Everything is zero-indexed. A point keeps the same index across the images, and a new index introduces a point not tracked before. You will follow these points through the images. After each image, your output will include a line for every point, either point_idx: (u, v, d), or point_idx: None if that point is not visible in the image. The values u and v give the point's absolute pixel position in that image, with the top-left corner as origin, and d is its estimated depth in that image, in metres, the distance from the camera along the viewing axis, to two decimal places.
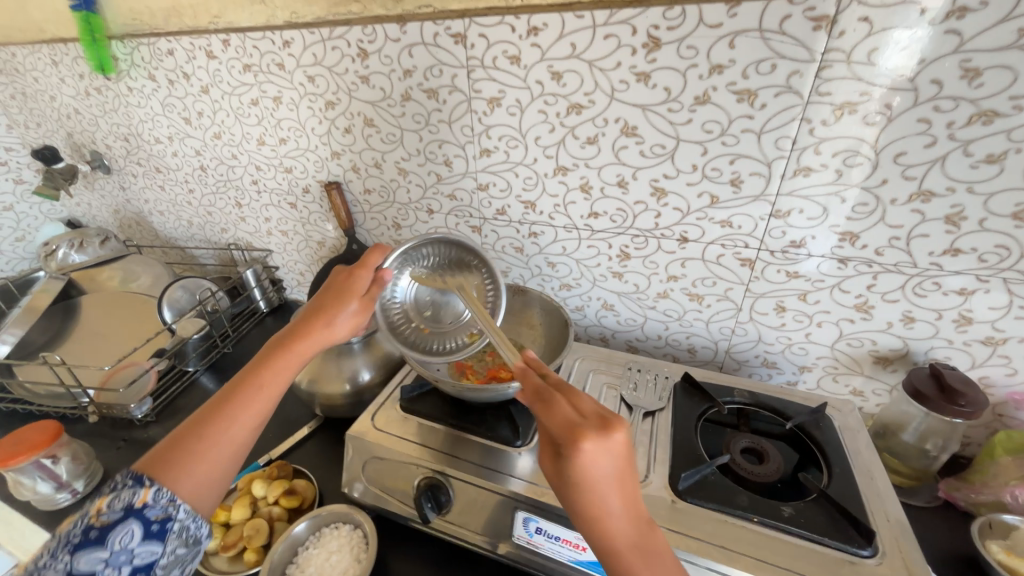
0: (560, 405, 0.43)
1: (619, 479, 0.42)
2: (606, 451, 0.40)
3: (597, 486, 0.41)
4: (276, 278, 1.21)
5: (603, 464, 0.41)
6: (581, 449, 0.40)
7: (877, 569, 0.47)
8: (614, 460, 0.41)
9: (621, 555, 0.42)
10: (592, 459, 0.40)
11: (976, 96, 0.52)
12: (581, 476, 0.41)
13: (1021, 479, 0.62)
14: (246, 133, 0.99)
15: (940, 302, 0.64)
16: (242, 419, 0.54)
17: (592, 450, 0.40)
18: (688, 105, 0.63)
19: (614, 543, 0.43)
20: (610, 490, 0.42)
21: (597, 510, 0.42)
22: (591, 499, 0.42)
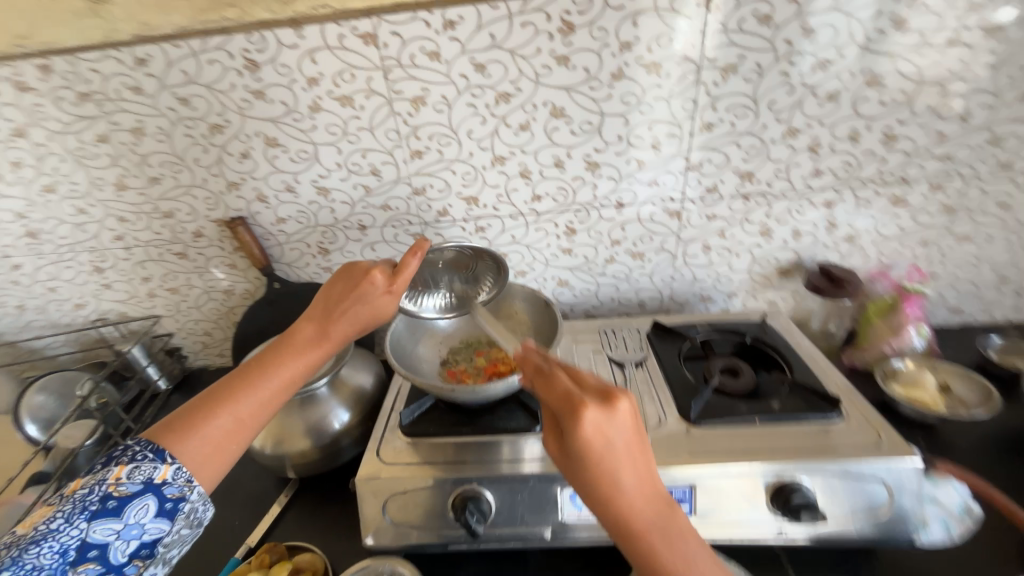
0: (563, 385, 0.46)
1: (630, 455, 0.44)
2: (609, 418, 0.43)
3: (607, 461, 0.43)
4: (173, 346, 1.00)
5: (610, 437, 0.43)
6: (586, 423, 0.42)
7: (845, 426, 0.58)
8: (623, 432, 0.43)
9: (639, 532, 0.43)
10: (598, 433, 0.43)
11: (815, 49, 0.67)
12: (593, 452, 0.43)
13: (894, 334, 0.81)
14: (97, 178, 0.80)
15: (815, 215, 0.81)
16: (255, 402, 0.51)
17: (595, 421, 0.43)
18: (606, 81, 0.69)
19: (631, 522, 0.43)
20: (622, 467, 0.43)
21: (609, 487, 0.43)
22: (604, 477, 0.43)
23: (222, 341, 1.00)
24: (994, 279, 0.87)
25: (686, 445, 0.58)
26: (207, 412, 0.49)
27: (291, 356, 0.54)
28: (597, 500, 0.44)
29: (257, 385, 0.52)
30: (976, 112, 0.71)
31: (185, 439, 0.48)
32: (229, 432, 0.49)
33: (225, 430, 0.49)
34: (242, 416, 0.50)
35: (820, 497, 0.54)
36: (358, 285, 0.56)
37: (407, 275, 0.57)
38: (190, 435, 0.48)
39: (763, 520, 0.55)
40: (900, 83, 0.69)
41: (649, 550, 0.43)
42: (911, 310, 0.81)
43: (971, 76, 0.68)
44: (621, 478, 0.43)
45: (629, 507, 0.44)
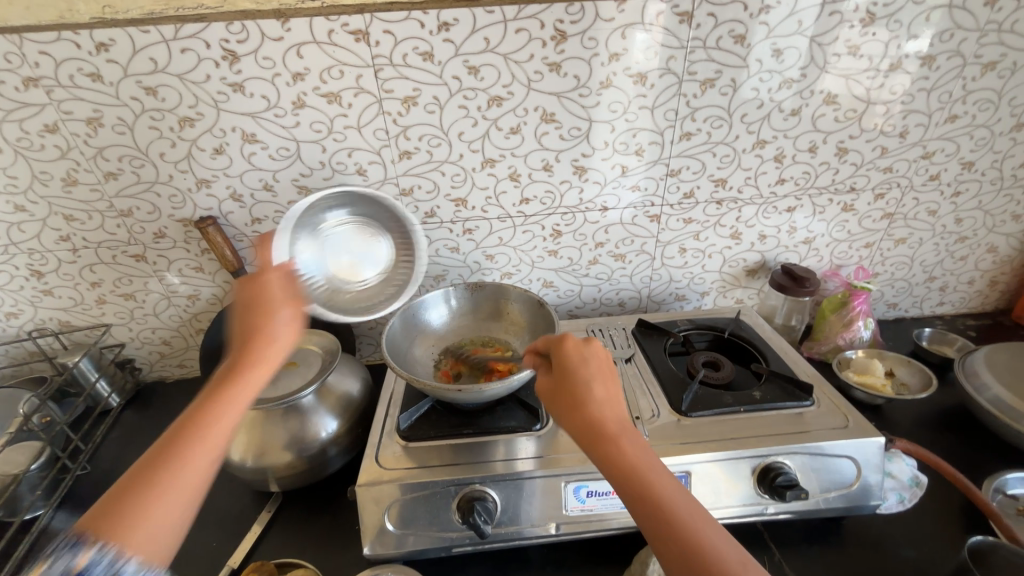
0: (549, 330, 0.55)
1: (603, 373, 0.48)
2: (583, 345, 0.50)
3: (583, 374, 0.48)
4: (125, 358, 0.91)
5: (585, 356, 0.49)
6: (569, 343, 0.50)
7: (818, 411, 0.64)
8: (594, 361, 0.49)
9: (611, 442, 0.44)
10: (575, 349, 0.50)
11: (781, 68, 0.73)
12: (572, 366, 0.49)
13: (845, 327, 0.90)
14: (41, 172, 0.72)
15: (779, 220, 0.89)
16: (186, 453, 0.42)
17: (575, 345, 0.50)
18: (595, 89, 0.72)
19: (602, 430, 0.45)
20: (596, 380, 0.48)
21: (585, 398, 0.46)
22: (577, 384, 0.47)
23: (183, 351, 0.93)
24: (924, 277, 0.99)
25: (679, 435, 0.61)
26: (129, 482, 0.40)
27: (211, 391, 0.46)
28: (572, 412, 0.46)
29: (189, 438, 0.43)
30: (913, 130, 0.80)
31: (106, 519, 0.38)
32: (159, 492, 0.40)
33: (152, 492, 0.40)
34: (171, 468, 0.41)
35: (803, 477, 0.58)
36: (243, 309, 0.51)
37: (281, 278, 0.54)
38: (110, 513, 0.39)
39: (751, 501, 0.58)
40: (852, 102, 0.77)
41: (621, 459, 0.43)
42: (860, 304, 0.88)
43: (908, 98, 0.77)
44: (593, 391, 0.47)
45: (599, 416, 0.46)
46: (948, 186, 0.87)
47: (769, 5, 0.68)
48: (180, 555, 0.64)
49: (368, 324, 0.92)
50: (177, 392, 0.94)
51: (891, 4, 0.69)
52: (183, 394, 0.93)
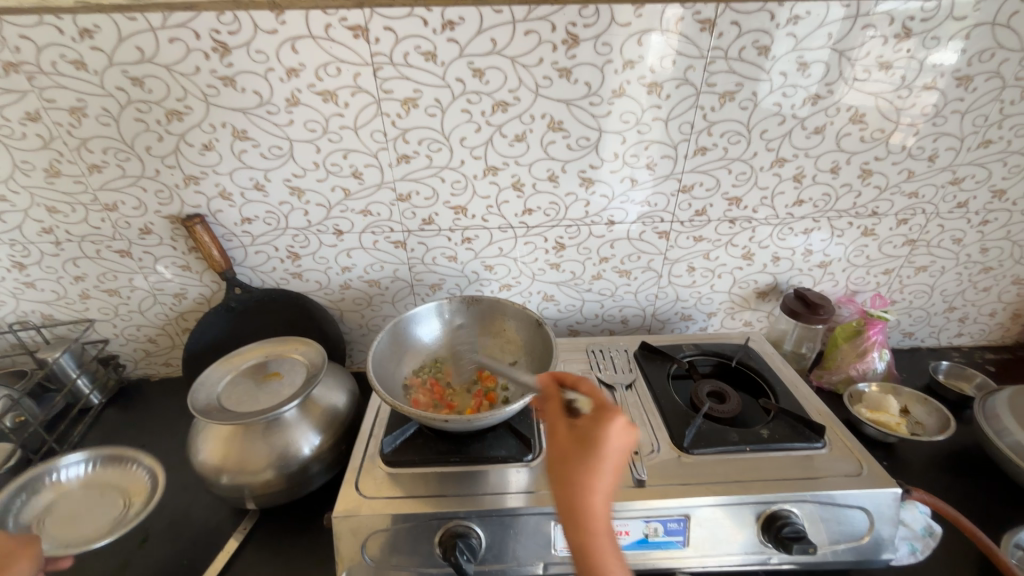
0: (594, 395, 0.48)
1: (615, 469, 0.44)
2: (621, 430, 0.44)
3: (603, 457, 0.44)
4: (108, 354, 0.89)
5: (614, 440, 0.44)
6: (612, 423, 0.44)
7: (829, 454, 0.60)
8: (620, 448, 0.44)
9: (593, 531, 0.42)
10: (613, 431, 0.44)
11: (807, 83, 0.69)
12: (599, 443, 0.44)
13: (859, 357, 0.85)
14: (22, 162, 0.69)
15: (794, 242, 0.84)
16: None
17: (617, 430, 0.44)
18: (607, 98, 0.68)
19: (590, 515, 0.42)
20: (609, 467, 0.44)
21: (592, 481, 0.43)
22: (592, 463, 0.43)
23: (168, 350, 0.90)
24: (944, 307, 0.94)
25: (679, 474, 0.57)
26: None
27: None
28: (571, 483, 0.43)
29: None
30: (943, 153, 0.76)
31: None
32: None
33: None
34: None
35: (811, 526, 0.54)
36: None
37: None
38: None
39: (754, 550, 0.55)
40: (880, 122, 0.72)
41: (596, 551, 0.41)
42: (875, 335, 0.84)
43: (941, 119, 0.72)
44: (602, 476, 0.43)
45: (596, 499, 0.43)
46: (976, 214, 0.82)
47: (800, 14, 0.63)
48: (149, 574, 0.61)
49: (360, 331, 0.89)
50: (161, 391, 0.91)
51: (930, 18, 0.65)
52: (166, 395, 0.90)
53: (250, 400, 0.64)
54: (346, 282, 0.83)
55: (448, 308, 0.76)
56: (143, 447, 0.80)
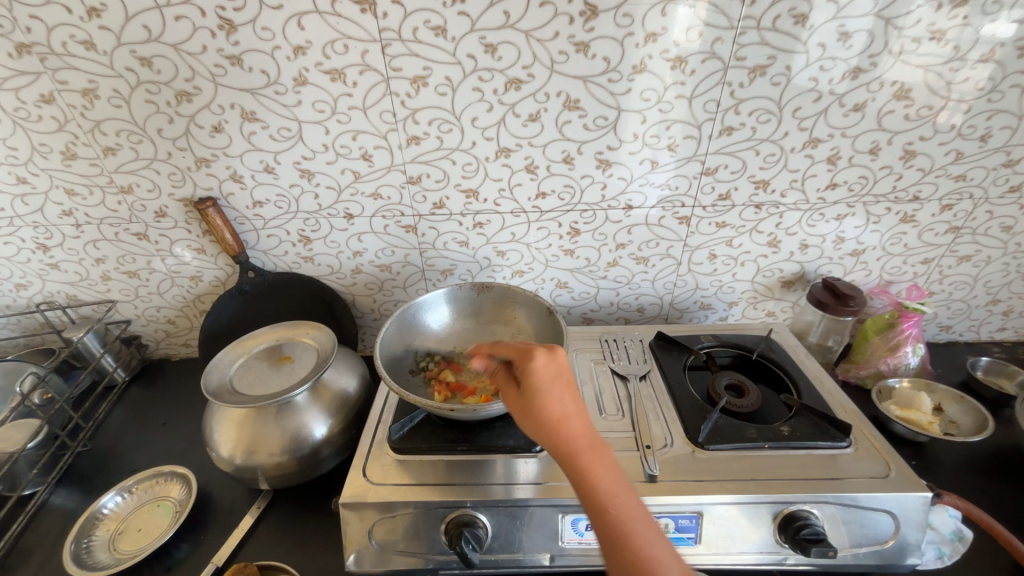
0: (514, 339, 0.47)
1: (564, 392, 0.43)
2: (547, 361, 0.43)
3: (553, 392, 0.42)
4: (131, 334, 0.91)
5: (547, 371, 0.43)
6: (534, 355, 0.43)
7: (855, 454, 0.57)
8: (555, 374, 0.43)
9: (579, 461, 0.40)
10: (541, 364, 0.43)
11: (848, 56, 0.63)
12: (536, 380, 0.42)
13: (889, 351, 0.80)
14: (40, 145, 0.69)
15: (825, 229, 0.79)
16: None
17: (543, 356, 0.43)
18: (626, 74, 0.64)
19: (568, 449, 0.40)
20: (565, 397, 0.42)
21: (557, 417, 0.41)
22: (540, 401, 0.42)
23: (187, 331, 0.91)
24: (987, 300, 0.88)
25: (692, 469, 0.55)
26: None
27: None
28: (536, 426, 0.41)
29: None
30: (996, 133, 0.69)
31: None
32: None
33: None
34: None
35: (831, 528, 0.52)
36: None
37: None
38: None
39: (769, 550, 0.53)
40: (928, 98, 0.66)
41: (595, 488, 0.39)
42: (910, 328, 0.79)
43: (997, 95, 0.66)
44: (560, 409, 0.41)
45: (569, 431, 0.41)
46: None
47: None
48: (167, 549, 0.63)
49: (372, 315, 0.89)
50: (182, 371, 0.93)
51: None
52: (186, 375, 0.93)
53: (261, 383, 0.65)
54: (357, 267, 0.82)
55: (456, 295, 0.75)
56: (164, 426, 0.83)
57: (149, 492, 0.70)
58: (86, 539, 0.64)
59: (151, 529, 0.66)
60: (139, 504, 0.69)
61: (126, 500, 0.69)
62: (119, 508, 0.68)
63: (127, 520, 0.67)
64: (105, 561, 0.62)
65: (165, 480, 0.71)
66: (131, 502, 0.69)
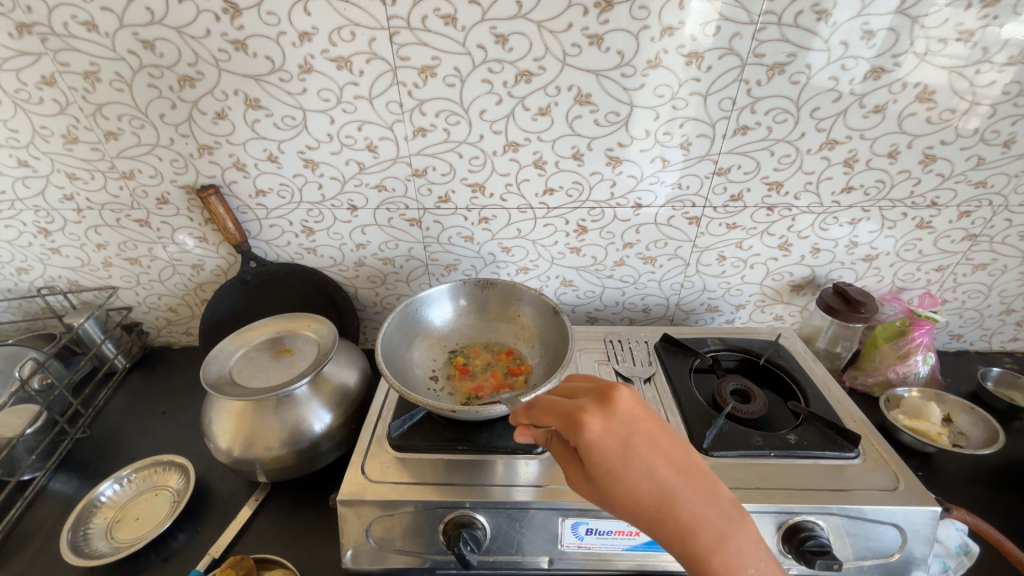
0: (559, 401, 0.43)
1: (637, 449, 0.39)
2: (602, 422, 0.39)
3: (627, 459, 0.38)
4: (132, 321, 0.91)
5: (604, 433, 0.39)
6: (584, 421, 0.40)
7: (863, 465, 0.56)
8: (616, 433, 0.39)
9: (674, 527, 0.37)
10: (596, 428, 0.39)
11: (870, 55, 0.61)
12: (596, 448, 0.39)
13: (899, 359, 0.79)
14: (41, 127, 0.68)
15: (838, 233, 0.77)
16: None
17: (598, 423, 0.39)
18: (641, 69, 0.62)
19: (660, 515, 0.37)
20: (644, 458, 0.38)
21: (642, 487, 0.38)
22: (611, 472, 0.38)
23: (188, 319, 0.91)
24: (1000, 309, 0.86)
25: None
26: None
27: None
28: (619, 500, 0.38)
29: None
30: (1021, 139, 0.67)
31: None
32: None
33: None
34: None
35: (835, 541, 0.51)
36: None
37: None
38: None
39: (772, 560, 0.52)
40: (952, 100, 0.64)
41: (699, 550, 0.36)
42: (921, 336, 0.77)
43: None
44: (635, 474, 0.38)
45: (662, 499, 0.37)
46: None
47: None
48: (163, 539, 0.63)
49: (374, 309, 0.88)
50: (182, 359, 0.93)
51: None
52: (187, 363, 0.92)
53: (261, 375, 0.64)
54: (360, 259, 0.81)
55: (460, 292, 0.74)
56: (164, 414, 0.82)
57: (147, 481, 0.70)
58: (83, 528, 0.64)
59: (149, 518, 0.65)
60: (137, 493, 0.69)
61: (124, 488, 0.69)
62: (117, 497, 0.68)
63: (124, 508, 0.67)
64: (102, 550, 0.61)
65: (163, 469, 0.71)
66: (128, 491, 0.69)
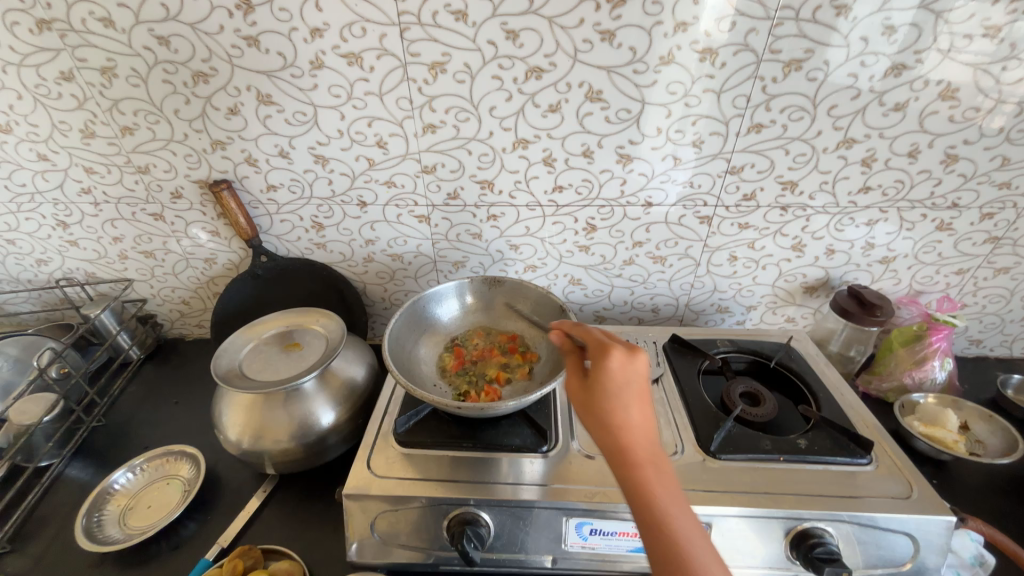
0: (597, 334, 0.46)
1: (638, 395, 0.42)
2: (624, 359, 0.42)
3: (619, 395, 0.41)
4: (147, 313, 0.92)
5: (620, 371, 0.42)
6: (609, 352, 0.43)
7: (875, 472, 0.54)
8: (631, 376, 0.42)
9: (633, 465, 0.39)
10: (618, 363, 0.42)
11: (892, 51, 0.59)
12: (605, 376, 0.42)
13: (915, 364, 0.77)
14: (60, 122, 0.70)
15: (854, 234, 0.76)
16: None
17: (620, 359, 0.42)
18: (653, 65, 0.61)
19: (626, 450, 0.40)
20: (632, 402, 0.41)
21: (618, 416, 0.41)
22: (609, 398, 0.41)
23: (201, 312, 0.92)
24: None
25: (702, 479, 0.53)
26: None
27: None
28: (598, 421, 0.41)
29: None
30: None
31: None
32: None
33: None
34: None
35: (845, 548, 0.50)
36: None
37: None
38: None
39: (779, 566, 0.51)
40: (976, 98, 0.62)
41: (642, 488, 0.38)
42: (939, 341, 0.75)
43: None
44: (625, 408, 0.41)
45: (631, 435, 0.40)
46: None
47: None
48: (174, 527, 0.64)
49: (382, 304, 0.88)
50: (195, 351, 0.94)
51: None
52: (199, 355, 0.94)
53: (270, 369, 0.65)
54: (369, 255, 0.82)
55: (467, 289, 0.74)
56: (177, 404, 0.84)
57: (158, 470, 0.72)
58: (98, 514, 0.65)
59: (161, 506, 0.67)
60: (149, 481, 0.70)
61: (136, 477, 0.70)
62: (129, 485, 0.70)
63: (137, 496, 0.68)
64: (115, 536, 0.63)
65: (174, 459, 0.72)
66: (140, 479, 0.70)
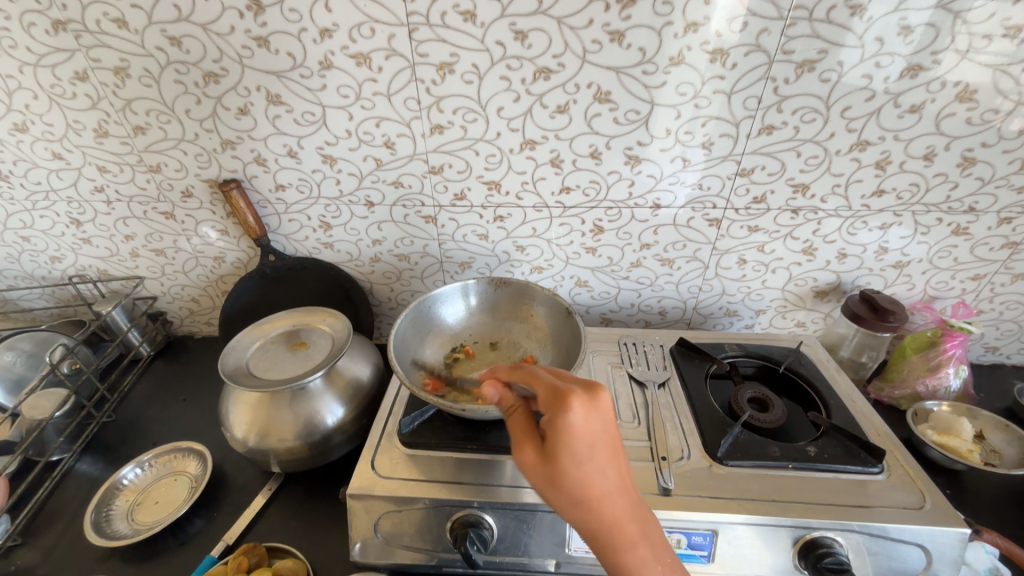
0: (547, 382, 0.42)
1: (603, 450, 0.39)
2: (585, 419, 0.39)
3: (584, 452, 0.39)
4: (157, 310, 0.93)
5: (583, 429, 0.39)
6: (570, 414, 0.39)
7: (886, 481, 0.53)
8: (595, 430, 0.39)
9: (608, 528, 0.39)
10: (580, 424, 0.39)
11: (908, 52, 0.58)
12: (568, 440, 0.39)
13: (929, 371, 0.75)
14: (74, 122, 0.71)
15: (867, 238, 0.74)
16: None
17: (581, 418, 0.39)
18: (662, 66, 0.61)
19: (601, 515, 0.39)
20: (602, 460, 0.39)
21: (588, 482, 0.39)
22: (576, 464, 0.39)
23: (210, 310, 0.93)
24: None
25: (709, 485, 0.53)
26: None
27: None
28: (567, 490, 0.39)
29: None
30: None
31: None
32: None
33: None
34: None
35: (855, 559, 0.49)
36: None
37: None
38: None
39: (787, 575, 0.50)
40: (995, 100, 0.60)
41: (619, 548, 0.39)
42: (953, 348, 0.74)
43: None
44: (595, 471, 0.39)
45: (603, 498, 0.39)
46: None
47: None
48: (180, 523, 0.65)
49: (389, 304, 0.89)
50: (203, 349, 0.95)
51: None
52: (208, 352, 0.95)
53: (276, 368, 0.65)
54: (376, 255, 0.82)
55: (473, 290, 0.74)
56: (185, 401, 0.85)
57: (166, 467, 0.72)
58: (106, 509, 0.66)
59: (168, 502, 0.67)
60: (157, 477, 0.71)
61: (144, 473, 0.71)
62: (137, 480, 0.70)
63: (145, 492, 0.69)
64: (123, 531, 0.64)
65: (181, 456, 0.73)
66: (148, 475, 0.71)
